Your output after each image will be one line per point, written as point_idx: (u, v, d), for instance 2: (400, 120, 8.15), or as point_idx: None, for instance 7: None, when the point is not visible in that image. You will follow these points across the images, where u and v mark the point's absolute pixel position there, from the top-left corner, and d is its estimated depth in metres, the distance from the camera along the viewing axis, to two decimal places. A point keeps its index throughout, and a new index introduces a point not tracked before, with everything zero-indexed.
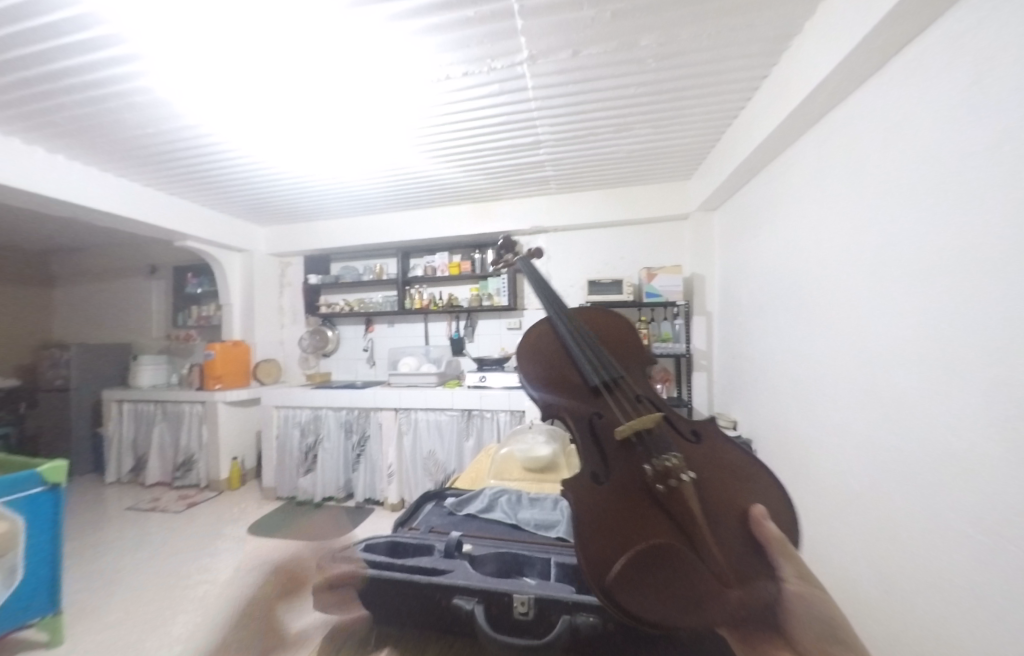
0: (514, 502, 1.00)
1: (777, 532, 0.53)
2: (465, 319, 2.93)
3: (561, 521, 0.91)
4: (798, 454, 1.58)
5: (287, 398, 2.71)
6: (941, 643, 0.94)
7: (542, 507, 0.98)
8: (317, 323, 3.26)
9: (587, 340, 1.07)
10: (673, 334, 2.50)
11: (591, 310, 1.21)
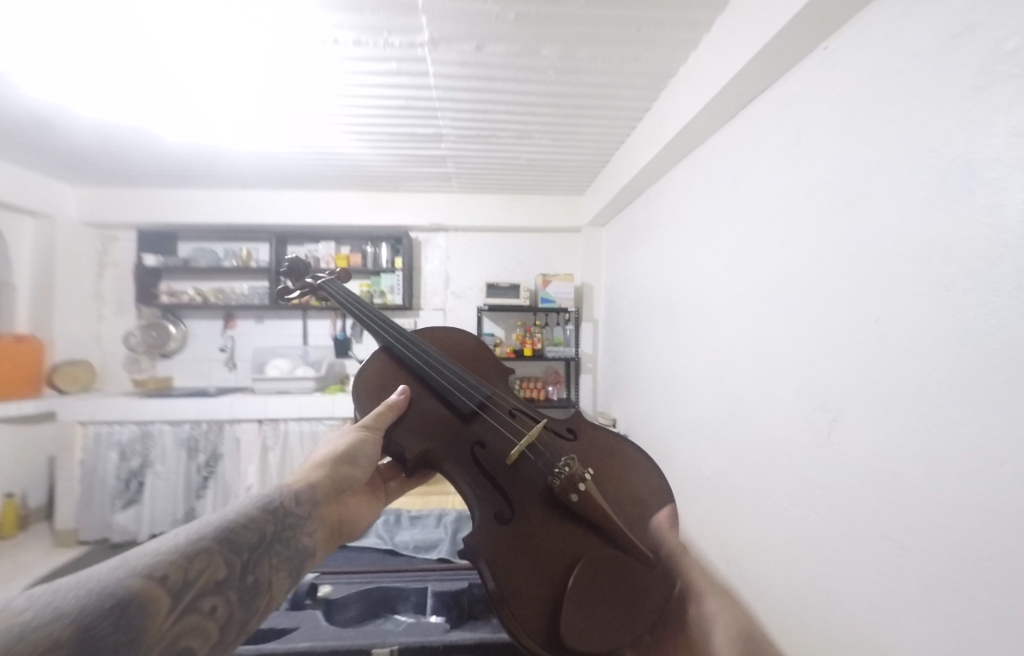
0: None
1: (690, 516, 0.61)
2: (352, 318, 2.67)
3: None
4: (662, 449, 1.79)
5: (101, 411, 2.13)
6: (760, 602, 1.12)
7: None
8: (154, 315, 2.63)
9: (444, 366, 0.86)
10: (564, 339, 2.64)
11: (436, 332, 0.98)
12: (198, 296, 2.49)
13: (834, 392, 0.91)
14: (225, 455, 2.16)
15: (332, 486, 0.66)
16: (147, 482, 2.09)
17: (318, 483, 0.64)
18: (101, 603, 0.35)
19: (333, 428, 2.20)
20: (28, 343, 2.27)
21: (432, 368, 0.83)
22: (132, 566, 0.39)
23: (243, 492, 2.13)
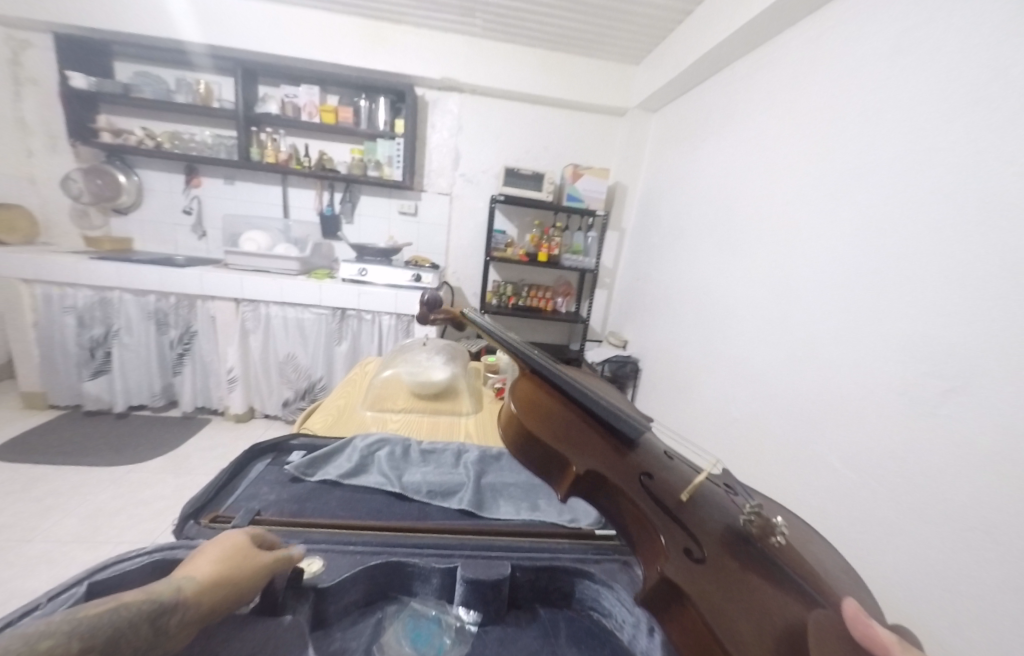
0: (398, 461, 0.74)
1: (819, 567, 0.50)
2: (341, 191, 2.25)
3: (465, 487, 0.70)
4: (681, 380, 1.65)
5: (48, 269, 1.79)
6: None
7: (436, 465, 0.76)
8: (97, 158, 2.15)
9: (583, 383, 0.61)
10: (584, 246, 2.33)
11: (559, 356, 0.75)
12: (149, 140, 2.02)
13: (965, 352, 0.72)
14: (199, 332, 1.95)
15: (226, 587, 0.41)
16: (114, 353, 1.90)
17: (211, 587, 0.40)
18: None
19: (322, 317, 1.96)
20: None
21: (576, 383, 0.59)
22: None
23: (223, 373, 1.98)
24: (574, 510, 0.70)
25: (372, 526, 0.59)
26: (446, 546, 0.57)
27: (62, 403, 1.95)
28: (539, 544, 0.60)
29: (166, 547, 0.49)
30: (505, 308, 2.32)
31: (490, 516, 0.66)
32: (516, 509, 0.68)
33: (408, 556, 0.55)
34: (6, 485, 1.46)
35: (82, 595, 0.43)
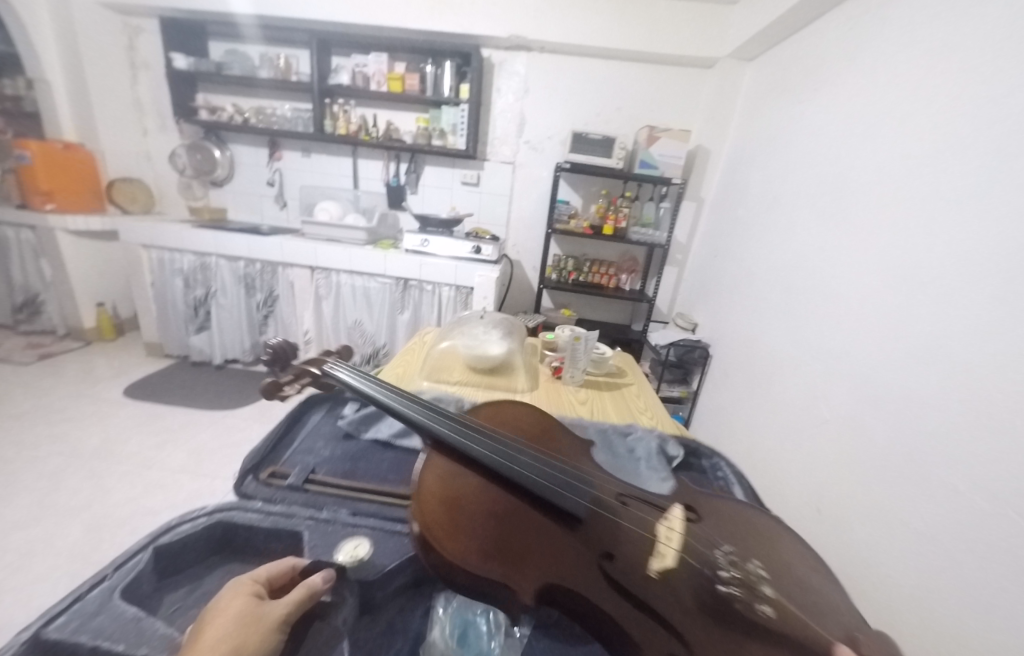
0: None
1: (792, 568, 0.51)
2: (406, 161, 2.27)
3: None
4: (759, 370, 1.48)
5: (160, 236, 2.03)
6: (854, 568, 0.94)
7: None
8: (197, 134, 2.36)
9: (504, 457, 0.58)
10: (656, 219, 2.14)
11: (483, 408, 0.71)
12: (238, 115, 2.16)
13: None
14: (280, 297, 2.11)
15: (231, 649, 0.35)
16: (212, 312, 2.14)
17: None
18: None
19: (386, 287, 2.02)
20: (77, 152, 2.14)
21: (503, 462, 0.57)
22: None
23: (300, 335, 2.15)
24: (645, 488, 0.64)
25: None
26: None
27: (175, 353, 2.26)
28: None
29: (222, 511, 0.54)
30: (565, 283, 2.24)
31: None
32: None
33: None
34: (132, 420, 1.73)
35: (148, 559, 0.49)
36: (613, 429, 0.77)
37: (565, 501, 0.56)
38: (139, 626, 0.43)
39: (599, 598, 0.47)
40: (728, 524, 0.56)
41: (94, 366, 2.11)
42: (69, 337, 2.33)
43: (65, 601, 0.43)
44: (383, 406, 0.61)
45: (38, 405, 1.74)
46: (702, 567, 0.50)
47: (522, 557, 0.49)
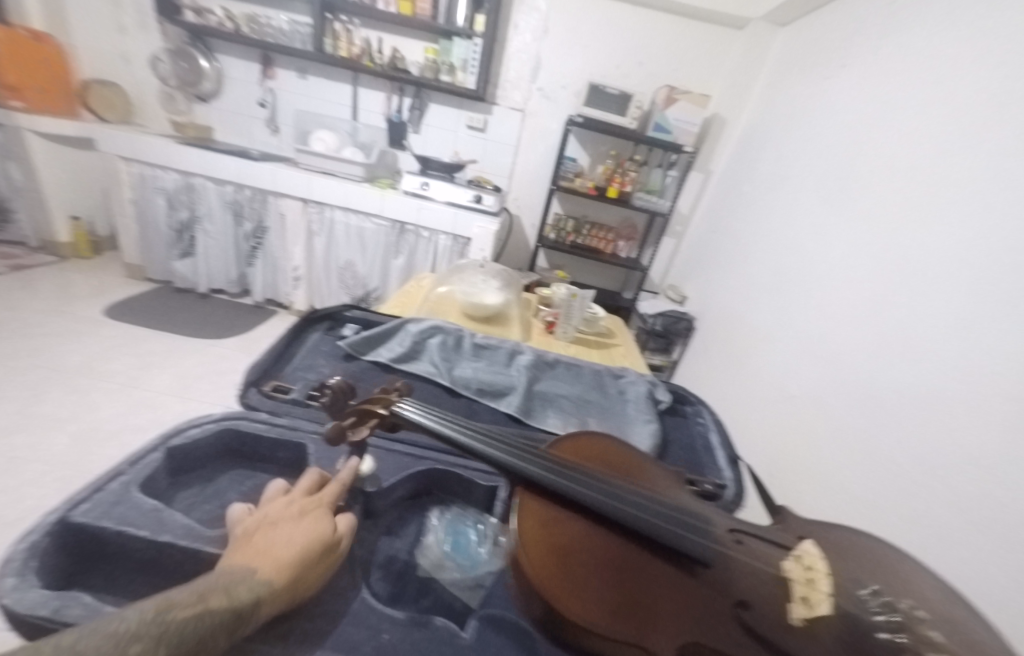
0: (450, 352, 0.77)
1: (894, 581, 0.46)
2: (410, 96, 2.13)
3: (515, 392, 0.71)
4: (741, 345, 1.53)
5: (141, 149, 1.90)
6: None
7: (487, 361, 0.77)
8: (181, 38, 2.15)
9: (610, 498, 0.52)
10: (662, 187, 2.11)
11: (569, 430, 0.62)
12: (228, 21, 1.97)
13: None
14: (270, 229, 2.04)
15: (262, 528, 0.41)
16: (198, 237, 2.06)
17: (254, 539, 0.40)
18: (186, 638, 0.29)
19: (381, 229, 1.97)
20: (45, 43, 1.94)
21: (611, 505, 0.51)
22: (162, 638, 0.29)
23: (290, 271, 2.10)
24: (629, 430, 0.69)
25: (418, 424, 0.65)
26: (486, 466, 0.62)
27: (157, 277, 2.19)
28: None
29: (231, 420, 0.57)
30: (563, 244, 2.22)
31: (536, 426, 0.68)
32: (564, 425, 0.68)
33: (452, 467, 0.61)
34: (114, 340, 1.71)
35: (162, 459, 0.52)
36: (607, 372, 0.79)
37: (684, 542, 0.50)
38: (158, 516, 0.45)
39: (750, 654, 0.42)
40: (864, 562, 0.49)
41: (72, 282, 2.04)
42: (43, 250, 2.22)
43: (86, 491, 0.45)
44: (454, 443, 0.53)
45: (13, 316, 1.69)
46: (854, 612, 0.43)
47: (649, 608, 0.45)
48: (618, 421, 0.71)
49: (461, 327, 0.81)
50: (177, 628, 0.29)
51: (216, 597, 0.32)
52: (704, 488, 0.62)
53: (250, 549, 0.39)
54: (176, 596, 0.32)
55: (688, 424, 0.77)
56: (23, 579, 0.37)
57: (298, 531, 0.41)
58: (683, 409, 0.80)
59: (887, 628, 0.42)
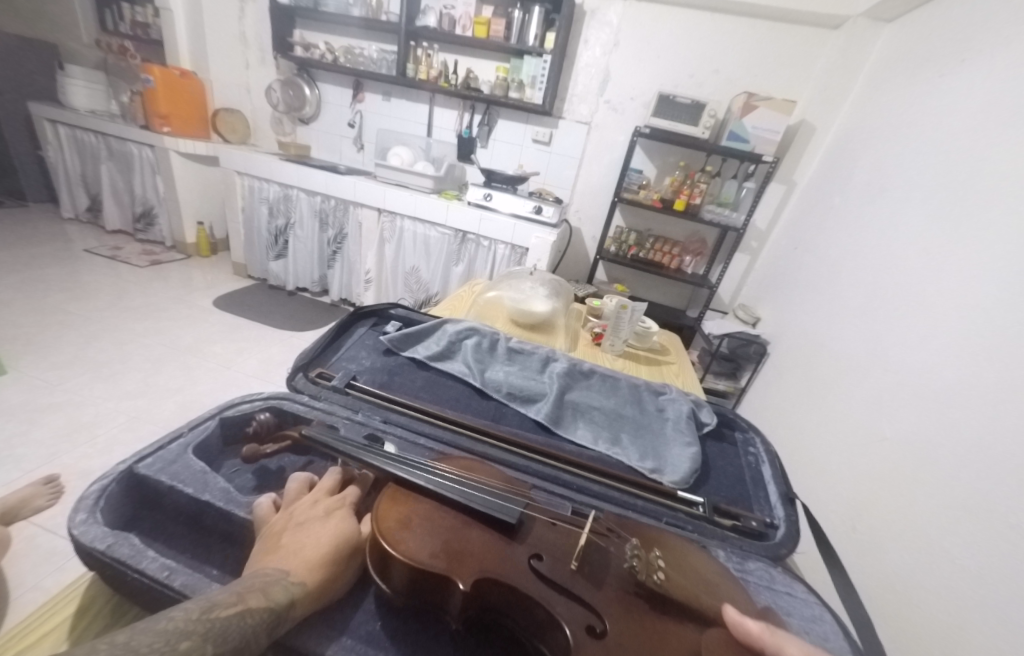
0: (485, 354, 0.78)
1: (674, 545, 0.51)
2: (480, 113, 2.24)
3: (545, 399, 0.70)
4: (821, 375, 1.37)
5: (252, 165, 2.21)
6: (880, 588, 0.88)
7: (520, 367, 0.77)
8: (291, 70, 2.48)
9: (442, 484, 0.53)
10: (735, 199, 1.97)
11: (427, 431, 0.63)
12: (329, 53, 2.24)
13: None
14: (349, 235, 2.25)
15: (286, 530, 0.45)
16: (290, 242, 2.33)
17: (283, 539, 0.44)
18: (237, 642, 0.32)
19: (445, 238, 2.07)
20: (191, 80, 2.36)
21: (448, 491, 0.52)
22: (207, 634, 0.30)
23: (362, 274, 2.29)
24: (664, 450, 0.65)
25: (442, 419, 0.66)
26: (505, 465, 0.60)
27: (256, 275, 2.52)
28: (608, 492, 0.58)
29: (273, 397, 0.65)
30: (623, 257, 2.16)
31: (563, 435, 0.66)
32: (592, 437, 0.66)
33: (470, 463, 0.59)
34: (218, 326, 1.98)
35: (214, 427, 0.59)
36: (646, 388, 0.75)
37: (507, 514, 0.51)
38: (204, 477, 0.52)
39: (531, 591, 0.45)
40: (643, 526, 0.53)
41: (192, 276, 2.42)
42: (174, 249, 2.66)
43: (152, 447, 0.53)
44: (311, 440, 0.56)
45: (147, 302, 2.05)
46: (611, 558, 0.49)
47: (460, 557, 0.46)
48: (653, 439, 0.67)
49: (497, 331, 0.83)
50: (224, 624, 0.32)
51: (255, 598, 0.35)
52: (749, 525, 0.56)
53: (281, 549, 0.42)
54: (216, 595, 0.34)
55: (736, 454, 0.69)
56: (90, 515, 0.44)
57: (324, 536, 0.44)
58: (733, 435, 0.73)
59: (633, 564, 0.48)
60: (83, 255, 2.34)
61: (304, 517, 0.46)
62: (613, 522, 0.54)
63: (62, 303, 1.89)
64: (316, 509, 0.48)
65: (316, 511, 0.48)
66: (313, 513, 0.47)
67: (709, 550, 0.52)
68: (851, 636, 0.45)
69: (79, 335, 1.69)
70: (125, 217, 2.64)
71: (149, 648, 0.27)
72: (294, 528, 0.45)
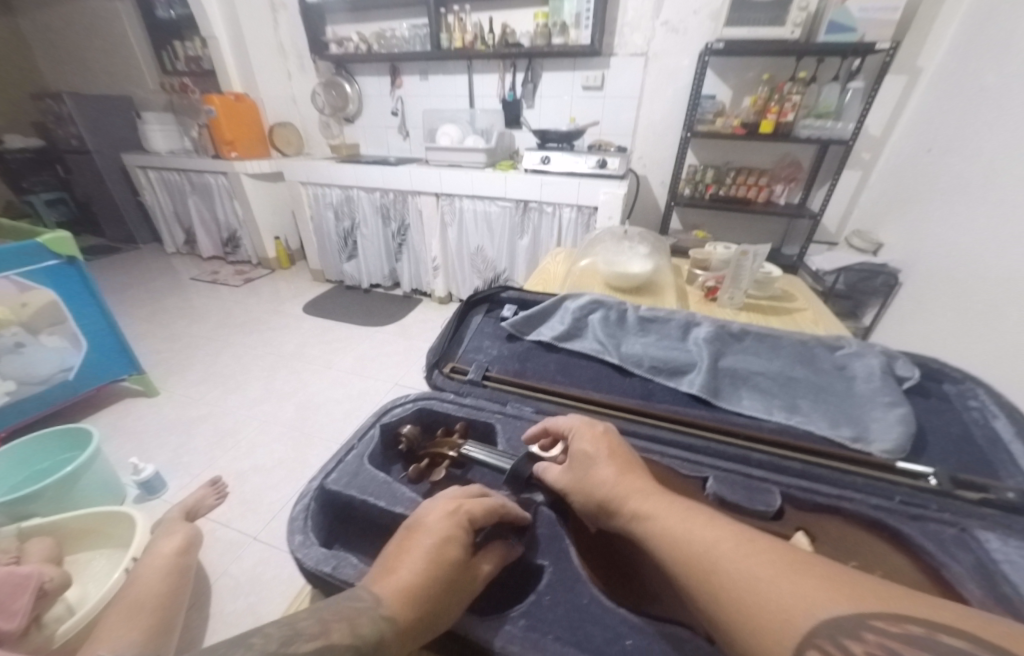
0: (615, 327, 0.73)
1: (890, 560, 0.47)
2: (523, 70, 2.09)
3: (698, 371, 0.64)
4: (975, 297, 1.12)
5: (313, 173, 2.28)
6: None
7: (657, 336, 0.71)
8: (329, 70, 2.49)
9: None
10: (837, 106, 1.66)
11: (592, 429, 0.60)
12: (363, 43, 2.21)
13: None
14: (411, 225, 2.26)
15: (404, 544, 0.40)
16: (358, 241, 2.41)
17: (394, 556, 0.39)
18: None
19: (506, 211, 2.00)
20: (245, 102, 2.46)
21: None
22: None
23: (429, 262, 2.32)
24: (863, 416, 0.57)
25: (592, 403, 0.64)
26: (681, 451, 0.57)
27: (334, 279, 2.66)
28: (813, 471, 0.53)
29: (417, 398, 0.67)
30: (701, 199, 1.95)
31: (728, 408, 0.61)
32: (765, 407, 0.60)
33: (646, 450, 0.57)
34: (313, 331, 2.13)
35: (378, 434, 0.61)
36: (817, 343, 0.66)
37: None
38: (390, 489, 0.53)
39: None
40: (841, 536, 0.50)
41: (279, 288, 2.61)
42: (260, 265, 2.89)
43: (333, 462, 0.55)
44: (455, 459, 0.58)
45: (251, 317, 2.26)
46: None
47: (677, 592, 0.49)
48: (843, 403, 0.59)
49: (622, 300, 0.77)
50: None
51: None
52: (1005, 497, 0.49)
53: (389, 565, 0.38)
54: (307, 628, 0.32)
55: (954, 410, 0.61)
56: (306, 536, 0.46)
57: (430, 562, 0.38)
58: (942, 388, 0.64)
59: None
60: (190, 283, 2.63)
61: (424, 532, 0.40)
62: (805, 527, 0.51)
63: (186, 327, 2.14)
64: (440, 525, 0.41)
65: (438, 528, 0.40)
66: (434, 529, 0.40)
67: (973, 535, 0.46)
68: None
69: (204, 355, 1.91)
70: (216, 243, 2.90)
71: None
72: (407, 547, 0.39)
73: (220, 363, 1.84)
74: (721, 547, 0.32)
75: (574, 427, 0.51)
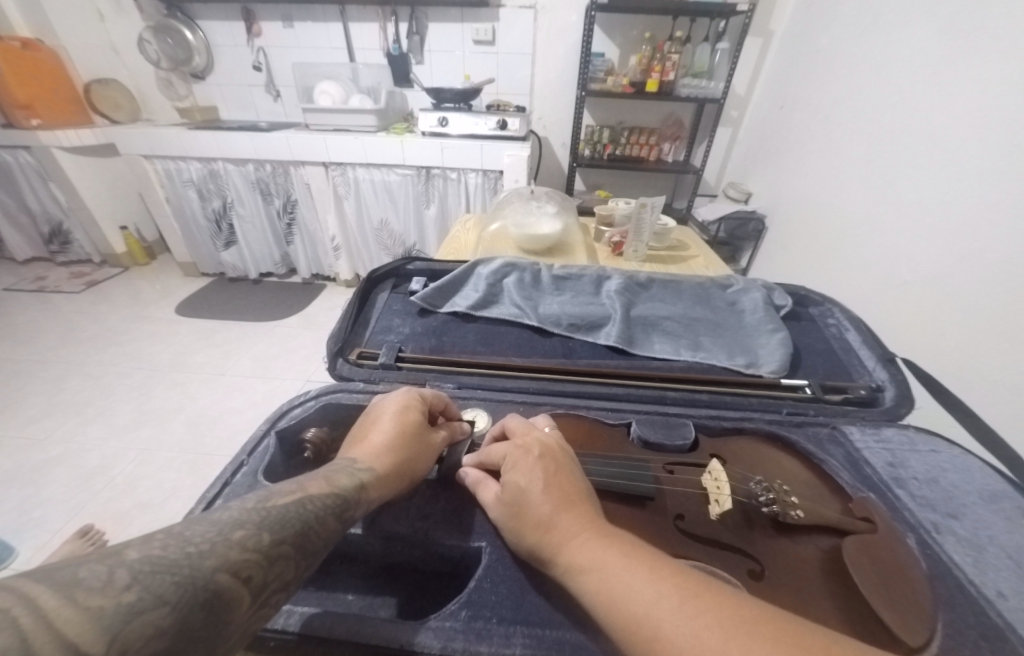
0: (531, 288, 0.75)
1: (783, 467, 0.53)
2: (406, 19, 1.90)
3: (611, 322, 0.69)
4: (822, 236, 1.33)
5: (159, 143, 1.86)
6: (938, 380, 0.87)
7: (573, 293, 0.75)
8: (159, 12, 2.01)
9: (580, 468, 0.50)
10: (710, 65, 1.79)
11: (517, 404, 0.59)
12: None
13: None
14: (299, 201, 1.99)
15: (366, 426, 0.48)
16: (235, 224, 2.07)
17: (358, 436, 0.47)
18: (270, 539, 0.30)
19: (408, 179, 1.86)
20: (38, 51, 1.87)
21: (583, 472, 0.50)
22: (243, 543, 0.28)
23: (328, 242, 2.09)
24: (752, 344, 0.67)
25: (517, 370, 0.64)
26: (606, 405, 0.60)
27: (211, 270, 2.28)
28: (719, 400, 0.60)
29: (319, 394, 0.60)
30: (600, 159, 2.01)
31: (643, 353, 0.67)
32: (673, 348, 0.67)
33: (573, 407, 0.59)
34: (193, 334, 1.82)
35: (275, 444, 0.54)
36: (713, 284, 0.77)
37: (643, 486, 0.49)
38: None
39: (689, 550, 0.45)
40: (747, 451, 0.55)
41: (138, 289, 2.16)
42: (106, 263, 2.36)
43: (218, 487, 0.47)
44: None
45: (103, 327, 1.85)
46: (742, 497, 0.49)
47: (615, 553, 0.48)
48: (733, 333, 0.69)
49: (535, 262, 0.79)
50: (283, 509, 0.32)
51: (319, 485, 0.37)
52: (859, 394, 0.61)
53: (357, 442, 0.46)
54: None
55: (818, 329, 0.74)
56: None
57: (390, 434, 0.46)
58: (809, 312, 0.78)
59: (768, 505, 0.47)
60: (4, 295, 2.05)
61: (380, 417, 0.48)
62: (717, 452, 0.55)
63: (6, 352, 1.68)
64: (391, 407, 0.49)
65: (388, 410, 0.49)
66: (385, 412, 0.48)
67: (841, 430, 0.56)
68: (1003, 476, 0.50)
69: (40, 383, 1.52)
70: (34, 241, 2.29)
71: (204, 535, 0.27)
72: (371, 427, 0.47)
73: (67, 390, 1.49)
74: (662, 607, 0.29)
75: (507, 453, 0.45)
